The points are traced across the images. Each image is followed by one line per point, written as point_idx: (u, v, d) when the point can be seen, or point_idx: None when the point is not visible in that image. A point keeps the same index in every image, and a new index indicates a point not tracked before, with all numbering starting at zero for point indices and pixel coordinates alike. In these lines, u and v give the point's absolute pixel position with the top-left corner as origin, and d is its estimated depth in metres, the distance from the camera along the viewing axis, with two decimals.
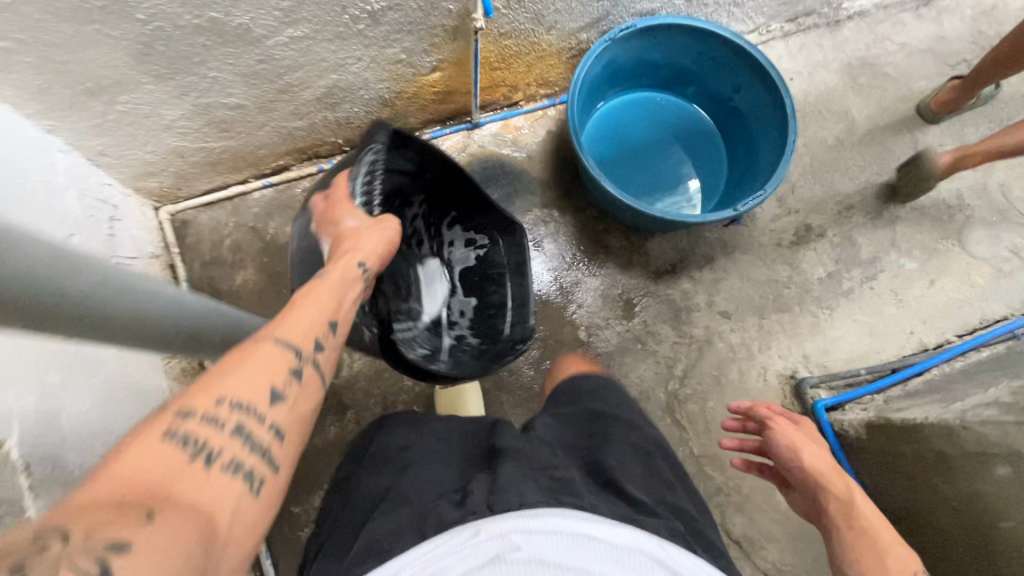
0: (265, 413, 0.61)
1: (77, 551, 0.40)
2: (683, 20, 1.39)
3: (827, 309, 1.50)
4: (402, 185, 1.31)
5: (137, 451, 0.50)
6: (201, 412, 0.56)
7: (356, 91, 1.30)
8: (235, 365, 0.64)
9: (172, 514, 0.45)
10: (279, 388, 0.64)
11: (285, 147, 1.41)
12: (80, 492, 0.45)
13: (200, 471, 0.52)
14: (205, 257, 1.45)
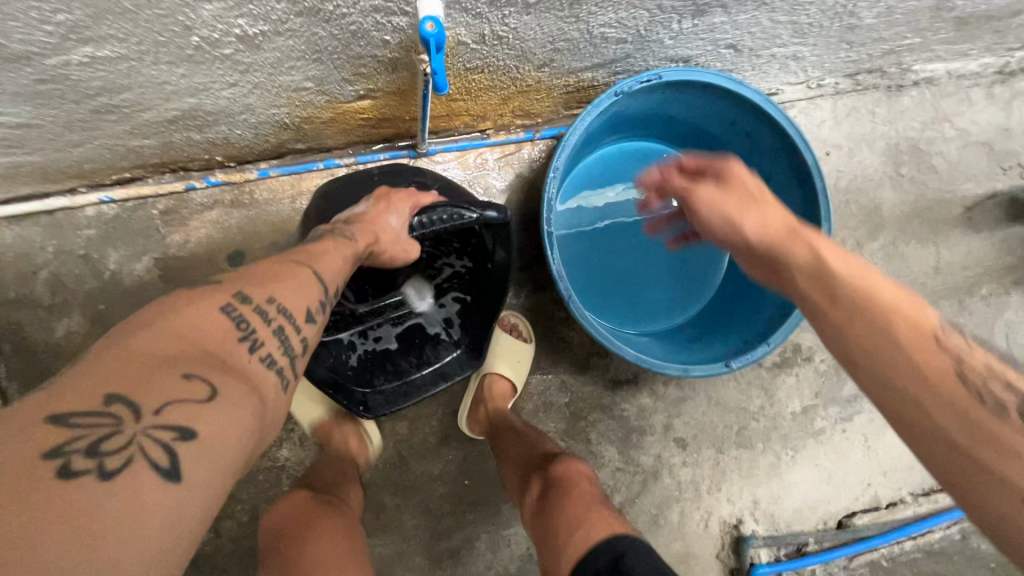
0: (301, 325, 0.69)
1: (148, 430, 0.49)
2: (723, 82, 1.03)
3: (790, 450, 1.32)
4: (471, 240, 1.11)
5: (198, 310, 0.60)
6: (259, 301, 0.65)
7: (234, 115, 0.85)
8: (275, 277, 0.69)
9: (233, 386, 0.56)
10: (312, 311, 0.71)
11: (127, 162, 0.96)
12: (141, 352, 0.53)
13: (244, 353, 0.60)
14: (12, 292, 1.04)
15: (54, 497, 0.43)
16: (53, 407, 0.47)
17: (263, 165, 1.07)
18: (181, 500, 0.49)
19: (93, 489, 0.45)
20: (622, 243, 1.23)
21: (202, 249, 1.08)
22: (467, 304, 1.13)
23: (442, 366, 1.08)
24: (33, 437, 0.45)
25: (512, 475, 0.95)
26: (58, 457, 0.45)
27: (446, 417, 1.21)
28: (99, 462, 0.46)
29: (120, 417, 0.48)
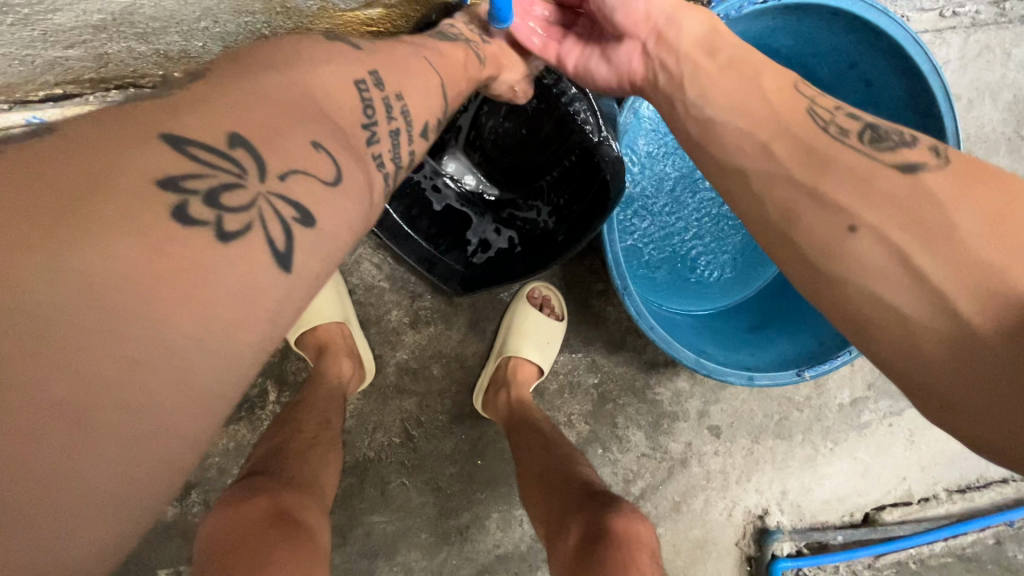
0: (415, 140, 0.54)
1: (271, 195, 0.38)
2: (859, 6, 0.76)
3: (830, 442, 1.21)
4: (571, 198, 0.88)
5: (327, 73, 0.47)
6: (389, 92, 0.52)
7: (190, 22, 0.64)
8: (408, 73, 0.55)
9: (358, 174, 0.45)
10: (428, 129, 0.57)
11: (53, 76, 0.72)
12: (269, 97, 0.41)
13: (362, 142, 0.47)
14: None
15: (166, 255, 0.32)
16: (169, 124, 0.36)
17: None
18: (293, 298, 0.38)
19: (210, 250, 0.34)
20: (682, 206, 1.01)
21: None
22: (511, 251, 0.95)
23: (439, 258, 0.95)
24: (144, 161, 0.34)
25: (536, 492, 0.79)
26: (174, 194, 0.34)
27: (462, 394, 1.08)
28: (220, 218, 0.35)
29: (244, 165, 0.37)
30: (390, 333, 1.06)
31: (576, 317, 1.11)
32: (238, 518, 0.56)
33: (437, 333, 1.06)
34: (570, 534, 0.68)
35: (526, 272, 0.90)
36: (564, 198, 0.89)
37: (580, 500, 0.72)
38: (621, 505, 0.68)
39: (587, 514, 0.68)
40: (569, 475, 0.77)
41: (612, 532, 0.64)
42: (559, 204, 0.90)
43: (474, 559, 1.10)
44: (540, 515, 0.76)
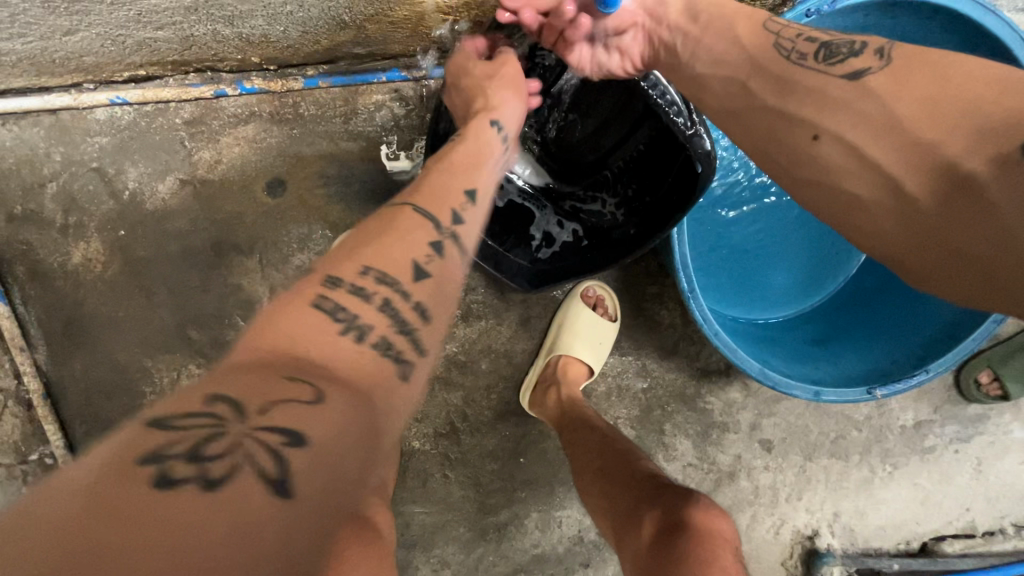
0: (414, 287, 0.46)
1: (251, 432, 0.33)
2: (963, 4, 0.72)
3: (889, 465, 1.15)
4: (644, 186, 0.86)
5: (291, 311, 0.41)
6: (349, 281, 0.44)
7: (274, 6, 0.65)
8: (383, 233, 0.48)
9: (342, 386, 0.38)
10: (457, 210, 0.53)
11: (141, 58, 0.75)
12: (249, 350, 0.38)
13: (348, 341, 0.41)
14: (15, 208, 0.88)
15: (133, 520, 0.27)
16: (140, 419, 0.33)
17: (310, 73, 0.87)
18: (295, 526, 0.31)
19: (194, 508, 0.29)
20: (742, 210, 0.98)
21: (238, 175, 0.91)
22: (577, 244, 0.93)
23: (505, 255, 0.91)
24: (117, 451, 0.30)
25: (594, 495, 0.77)
26: (149, 467, 0.29)
27: (508, 390, 1.07)
28: (201, 470, 0.30)
29: (213, 417, 0.33)
30: None
31: (628, 319, 1.08)
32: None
33: (488, 328, 1.05)
34: (643, 524, 0.67)
35: (598, 265, 0.88)
36: (636, 190, 0.88)
37: (648, 490, 0.71)
38: (697, 495, 0.67)
39: (660, 506, 0.67)
40: (633, 468, 0.76)
41: (693, 527, 0.63)
42: (630, 196, 0.89)
43: (511, 557, 1.09)
44: (603, 508, 0.75)
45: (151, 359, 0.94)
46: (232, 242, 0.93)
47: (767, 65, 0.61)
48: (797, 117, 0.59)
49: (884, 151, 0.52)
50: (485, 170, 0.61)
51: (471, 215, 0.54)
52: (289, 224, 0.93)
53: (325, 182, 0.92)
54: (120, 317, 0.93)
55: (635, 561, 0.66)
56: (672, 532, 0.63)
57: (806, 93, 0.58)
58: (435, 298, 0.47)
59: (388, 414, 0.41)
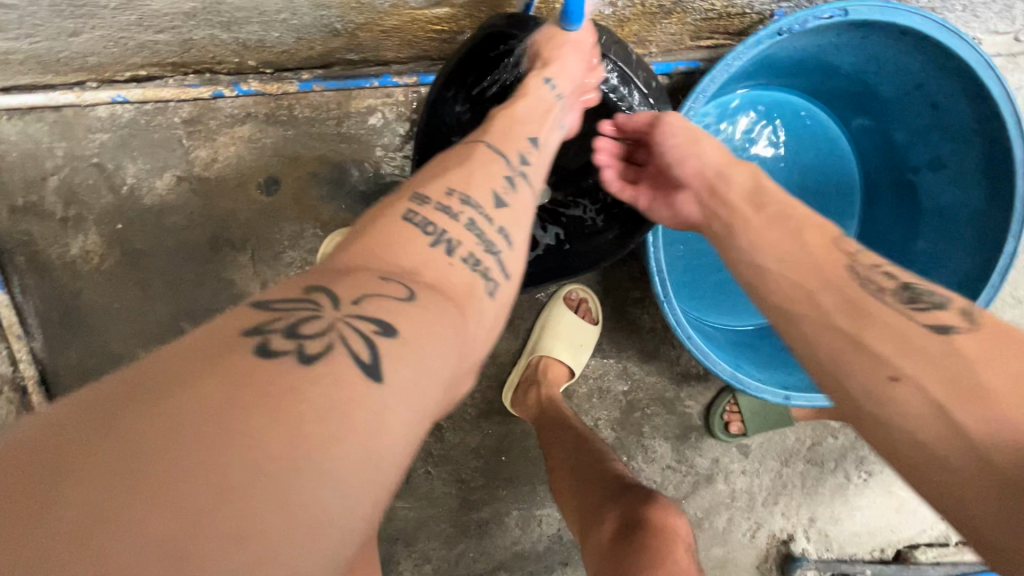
0: (492, 214, 0.54)
1: (348, 319, 0.39)
2: (930, 26, 0.75)
3: (864, 472, 1.17)
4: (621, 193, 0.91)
5: (385, 224, 0.49)
6: (436, 201, 0.52)
7: (270, 13, 0.68)
8: (459, 167, 0.57)
9: (435, 293, 0.45)
10: (523, 152, 0.63)
11: (142, 59, 0.78)
12: (360, 253, 0.46)
13: (442, 256, 0.48)
14: (18, 201, 0.91)
15: (250, 388, 0.33)
16: (258, 296, 0.40)
17: (306, 76, 0.90)
18: (389, 405, 0.36)
19: (296, 374, 0.34)
20: None
21: (233, 173, 0.94)
22: (559, 247, 0.95)
23: None
24: (238, 320, 0.37)
25: (568, 494, 0.79)
26: (259, 337, 0.36)
27: (492, 390, 1.09)
28: (301, 345, 0.36)
29: (318, 301, 0.39)
30: None
31: (611, 323, 1.10)
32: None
33: None
34: (604, 521, 0.72)
35: (579, 267, 0.91)
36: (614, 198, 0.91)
37: (613, 489, 0.75)
38: (657, 495, 0.72)
39: (622, 503, 0.72)
40: (602, 467, 0.79)
41: (649, 524, 0.68)
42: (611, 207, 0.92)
43: (491, 553, 1.11)
44: (570, 506, 0.78)
45: (145, 350, 0.97)
46: (225, 238, 0.96)
47: (843, 288, 0.58)
48: (879, 357, 0.52)
49: (973, 415, 0.46)
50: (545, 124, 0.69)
51: (535, 158, 0.64)
52: (281, 221, 0.96)
53: (318, 183, 0.96)
54: (114, 307, 0.96)
55: (595, 554, 0.71)
56: (629, 529, 0.68)
57: (891, 334, 0.53)
58: (512, 226, 0.55)
59: (474, 322, 0.47)
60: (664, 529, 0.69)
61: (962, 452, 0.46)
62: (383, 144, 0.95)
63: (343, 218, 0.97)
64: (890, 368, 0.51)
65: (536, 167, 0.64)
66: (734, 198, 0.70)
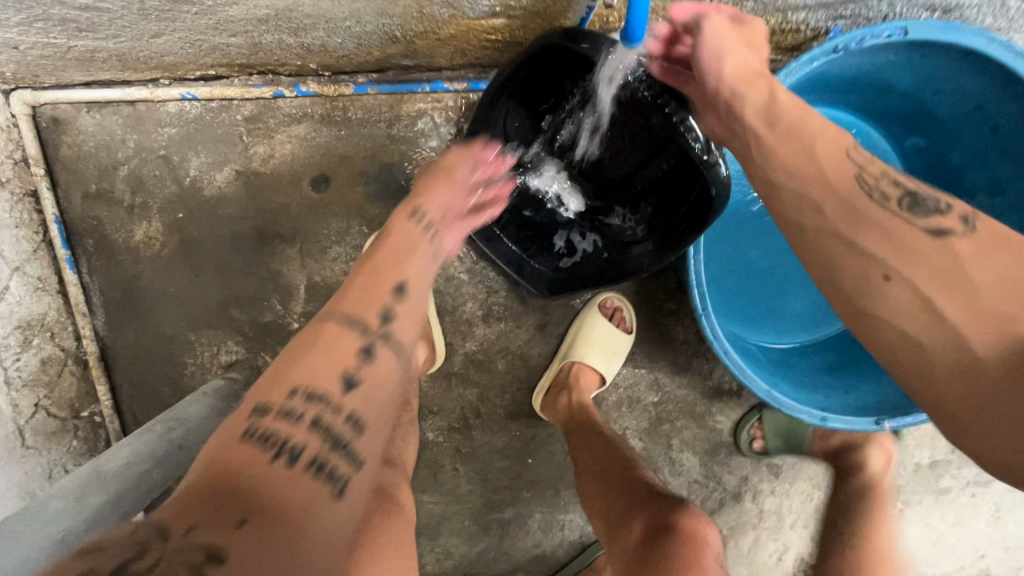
0: (341, 399, 0.54)
1: (173, 554, 0.42)
2: (996, 48, 0.73)
3: (900, 502, 1.14)
4: (664, 207, 0.89)
5: (223, 444, 0.50)
6: (278, 406, 0.52)
7: (336, 20, 0.71)
8: (312, 347, 0.57)
9: (274, 507, 0.47)
10: (388, 306, 0.62)
11: (212, 60, 0.83)
12: (195, 479, 0.47)
13: (282, 468, 0.49)
14: (90, 187, 0.97)
15: None
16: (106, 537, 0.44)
17: (361, 80, 0.94)
18: None
19: None
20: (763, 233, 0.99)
21: (288, 169, 0.98)
22: (598, 255, 0.97)
23: (528, 261, 0.98)
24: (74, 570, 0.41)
25: (593, 496, 0.79)
26: None
27: (521, 393, 1.10)
28: None
29: (146, 543, 0.42)
30: (460, 323, 1.07)
31: (644, 333, 1.10)
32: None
33: (504, 330, 1.08)
34: (634, 525, 0.72)
35: (619, 275, 0.93)
36: (656, 210, 0.91)
37: (642, 493, 0.75)
38: (689, 503, 0.73)
39: (652, 508, 0.72)
40: (631, 471, 0.79)
41: (680, 531, 0.69)
42: (653, 219, 0.91)
43: (512, 553, 1.13)
44: (596, 509, 0.78)
45: (197, 334, 1.03)
46: (276, 231, 1.00)
47: (848, 195, 0.55)
48: (868, 254, 0.52)
49: (953, 304, 0.48)
50: (417, 267, 0.68)
51: (399, 310, 0.62)
52: (329, 218, 1.00)
53: (366, 182, 0.99)
54: (170, 292, 1.02)
55: (621, 558, 0.71)
56: (660, 530, 0.69)
57: (881, 236, 0.52)
58: (366, 404, 0.55)
59: (317, 529, 0.48)
60: (697, 537, 0.70)
61: (939, 336, 0.48)
62: (429, 146, 0.98)
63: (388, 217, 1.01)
64: (879, 268, 0.51)
65: (405, 317, 0.63)
66: (750, 117, 0.62)
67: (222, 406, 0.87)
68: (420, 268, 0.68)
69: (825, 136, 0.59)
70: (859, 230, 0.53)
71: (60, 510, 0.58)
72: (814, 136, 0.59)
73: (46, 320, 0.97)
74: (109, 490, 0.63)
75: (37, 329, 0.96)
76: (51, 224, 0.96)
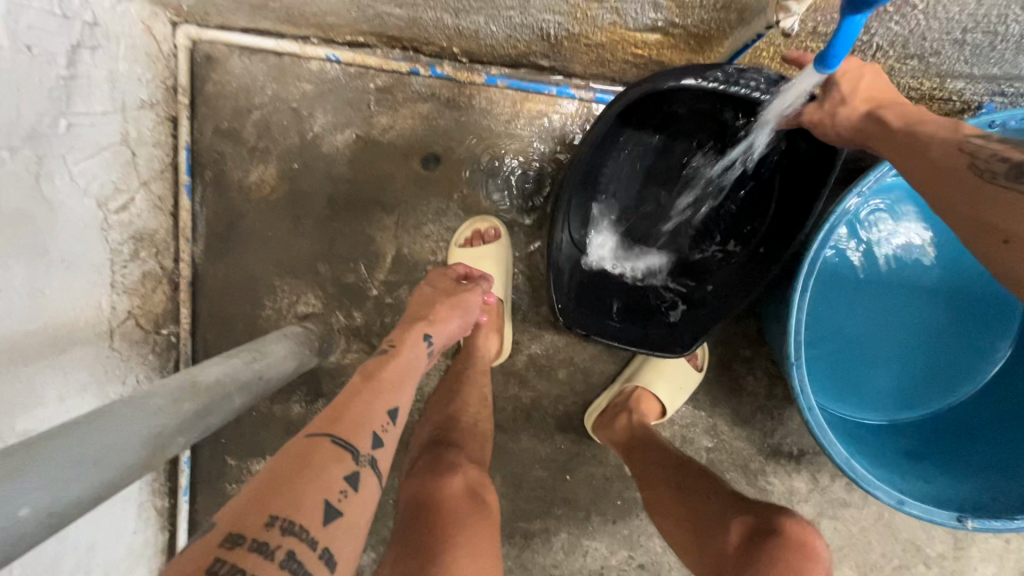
0: (319, 531, 0.51)
1: None
2: None
3: None
4: (756, 216, 0.89)
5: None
6: (254, 536, 0.47)
7: (502, 7, 0.74)
8: (296, 474, 0.53)
9: None
10: (377, 433, 0.63)
11: (367, 25, 0.88)
12: None
13: None
14: (223, 123, 1.04)
15: None
16: None
17: (493, 71, 0.97)
18: None
19: None
20: (855, 303, 0.94)
21: (403, 142, 1.02)
22: (699, 294, 0.93)
23: (639, 333, 0.92)
24: None
25: (674, 510, 0.78)
26: None
27: (575, 407, 1.09)
28: None
29: None
30: (530, 324, 1.07)
31: (712, 375, 1.07)
32: (437, 489, 0.70)
33: (572, 340, 1.07)
34: (731, 530, 0.68)
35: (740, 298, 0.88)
36: (739, 219, 0.90)
37: (734, 503, 0.72)
38: (789, 509, 0.68)
39: (750, 514, 0.68)
40: (715, 486, 0.77)
41: (783, 535, 0.64)
42: (741, 232, 0.91)
43: (530, 568, 1.10)
44: (675, 524, 0.77)
45: (282, 280, 1.07)
46: (378, 198, 1.04)
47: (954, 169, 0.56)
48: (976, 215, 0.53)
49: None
50: (404, 391, 0.71)
51: (388, 439, 0.64)
52: (431, 196, 1.03)
53: (473, 168, 1.02)
54: (268, 235, 1.07)
55: (717, 562, 0.67)
56: (753, 530, 0.65)
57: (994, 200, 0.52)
58: (340, 540, 0.52)
59: None
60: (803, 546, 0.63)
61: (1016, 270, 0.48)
62: (540, 146, 1.01)
63: (485, 206, 1.04)
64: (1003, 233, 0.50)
65: (390, 447, 0.64)
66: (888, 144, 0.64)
67: (298, 355, 0.90)
68: (408, 401, 0.71)
69: (939, 139, 0.59)
70: (979, 202, 0.52)
71: (161, 407, 0.61)
72: (922, 141, 0.60)
73: (155, 237, 1.01)
74: (200, 401, 0.66)
75: (146, 243, 0.99)
76: (181, 150, 1.03)
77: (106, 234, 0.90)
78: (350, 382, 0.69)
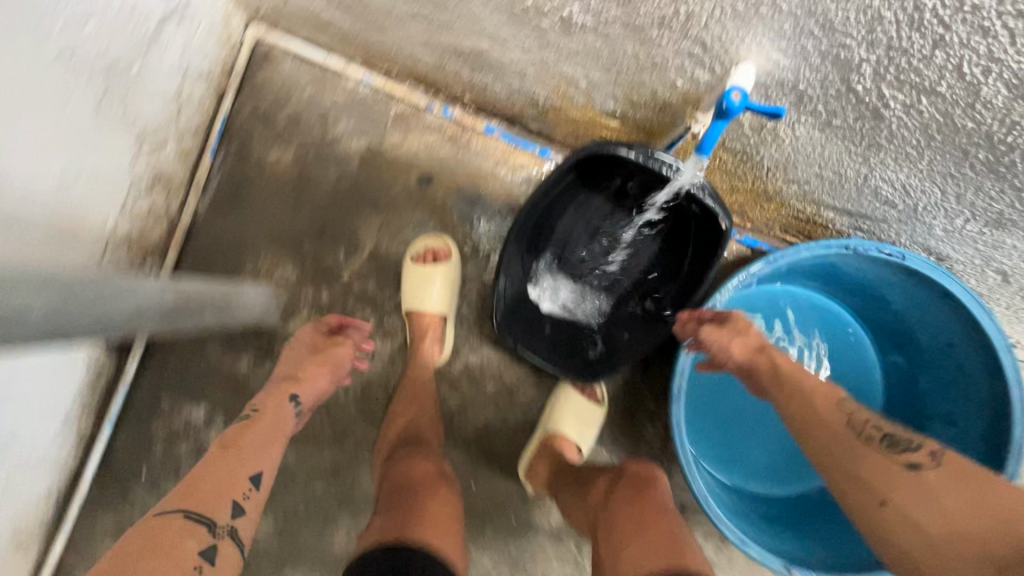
0: None
1: None
2: (973, 302, 0.90)
3: None
4: (671, 280, 1.07)
5: None
6: None
7: (505, 74, 0.96)
8: (149, 556, 0.64)
9: None
10: (236, 501, 0.76)
11: (402, 62, 1.10)
12: None
13: None
14: (260, 108, 1.22)
15: None
16: None
17: (493, 121, 1.19)
18: None
19: None
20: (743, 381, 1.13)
21: (406, 160, 1.22)
22: (620, 340, 1.10)
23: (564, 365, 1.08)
24: None
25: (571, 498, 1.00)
26: None
27: (494, 420, 1.20)
28: None
29: None
30: (472, 337, 1.21)
31: (619, 419, 1.20)
32: (409, 464, 0.92)
33: (504, 360, 1.21)
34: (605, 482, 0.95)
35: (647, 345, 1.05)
36: (661, 282, 1.08)
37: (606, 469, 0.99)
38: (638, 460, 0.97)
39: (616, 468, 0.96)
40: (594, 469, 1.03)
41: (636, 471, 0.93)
42: (658, 291, 1.09)
43: None
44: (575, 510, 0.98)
45: (268, 247, 1.21)
46: (372, 199, 1.21)
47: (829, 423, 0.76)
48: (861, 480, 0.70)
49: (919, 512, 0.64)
50: (259, 463, 0.83)
51: (250, 503, 0.77)
52: (417, 209, 1.21)
53: (458, 195, 1.21)
54: (269, 207, 1.22)
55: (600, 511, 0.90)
56: (628, 485, 0.90)
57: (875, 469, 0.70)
58: None
59: None
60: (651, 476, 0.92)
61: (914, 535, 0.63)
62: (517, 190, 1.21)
63: (460, 227, 1.21)
64: (878, 496, 0.68)
65: (250, 515, 0.76)
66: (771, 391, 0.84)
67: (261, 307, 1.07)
68: (267, 474, 0.84)
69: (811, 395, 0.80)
70: (855, 463, 0.71)
71: (150, 295, 0.73)
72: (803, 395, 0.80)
73: (172, 182, 1.15)
74: (176, 303, 0.80)
75: (162, 185, 1.13)
76: (219, 116, 1.21)
77: (135, 165, 1.04)
78: (208, 457, 0.81)
